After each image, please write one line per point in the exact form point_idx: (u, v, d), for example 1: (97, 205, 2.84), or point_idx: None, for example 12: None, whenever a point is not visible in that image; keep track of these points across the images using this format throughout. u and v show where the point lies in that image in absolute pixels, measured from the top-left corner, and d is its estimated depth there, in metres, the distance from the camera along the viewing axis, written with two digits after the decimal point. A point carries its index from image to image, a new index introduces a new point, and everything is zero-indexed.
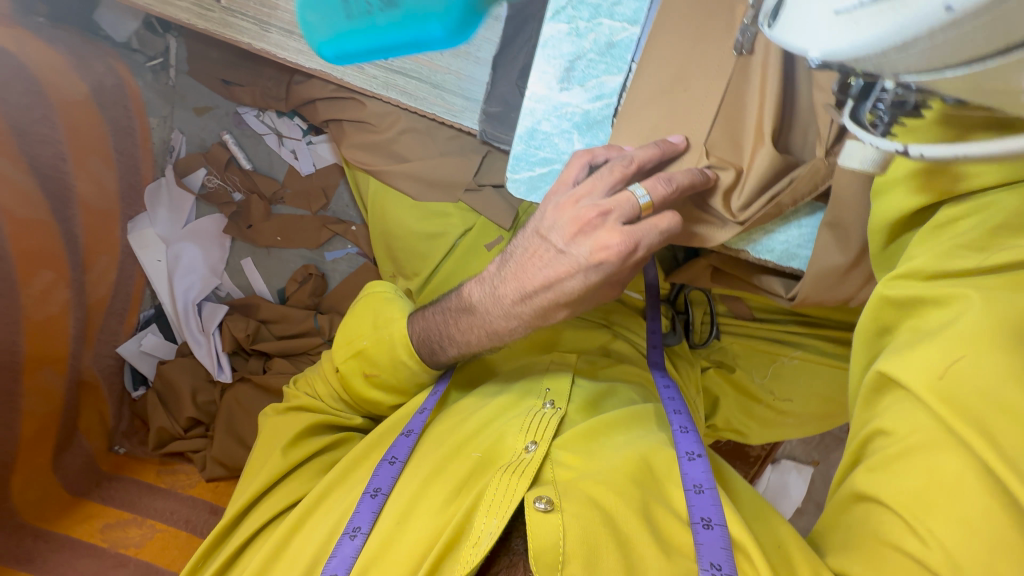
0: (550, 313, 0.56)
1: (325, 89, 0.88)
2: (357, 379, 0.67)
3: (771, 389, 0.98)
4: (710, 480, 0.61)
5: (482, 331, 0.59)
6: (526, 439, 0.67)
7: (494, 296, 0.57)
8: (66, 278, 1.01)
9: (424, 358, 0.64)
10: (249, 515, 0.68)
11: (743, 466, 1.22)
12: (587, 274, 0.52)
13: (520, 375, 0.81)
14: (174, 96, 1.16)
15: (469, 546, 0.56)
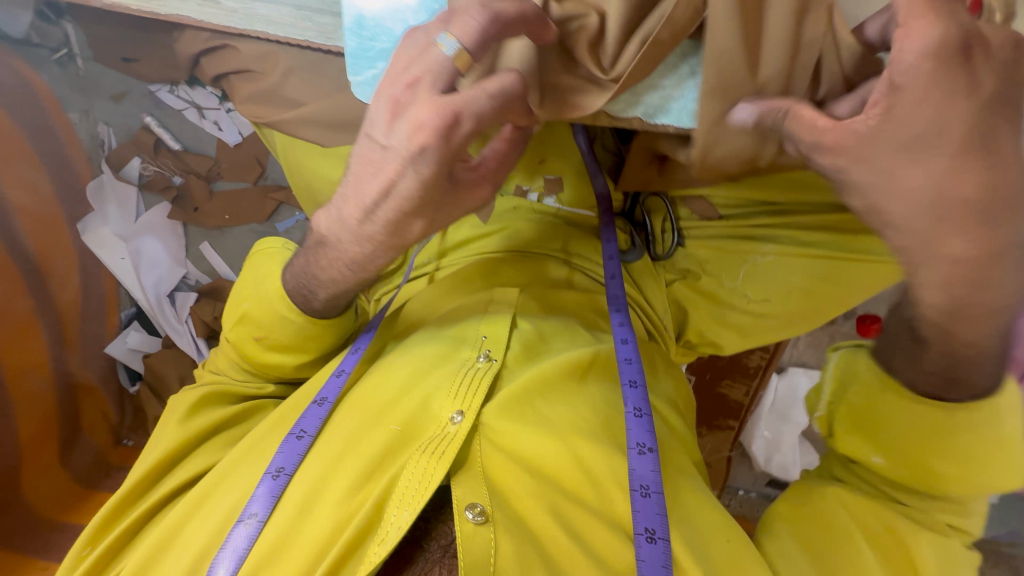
0: (400, 225, 0.52)
1: (199, 39, 0.84)
2: (250, 344, 0.67)
3: (745, 293, 0.89)
4: (657, 483, 0.56)
5: (339, 263, 0.57)
6: (452, 408, 0.60)
7: (340, 222, 0.54)
8: (24, 289, 0.99)
9: (301, 309, 0.63)
10: (158, 486, 0.67)
11: (743, 380, 1.18)
12: (417, 164, 0.47)
13: (452, 317, 0.69)
14: (88, 87, 1.13)
15: (375, 545, 0.52)
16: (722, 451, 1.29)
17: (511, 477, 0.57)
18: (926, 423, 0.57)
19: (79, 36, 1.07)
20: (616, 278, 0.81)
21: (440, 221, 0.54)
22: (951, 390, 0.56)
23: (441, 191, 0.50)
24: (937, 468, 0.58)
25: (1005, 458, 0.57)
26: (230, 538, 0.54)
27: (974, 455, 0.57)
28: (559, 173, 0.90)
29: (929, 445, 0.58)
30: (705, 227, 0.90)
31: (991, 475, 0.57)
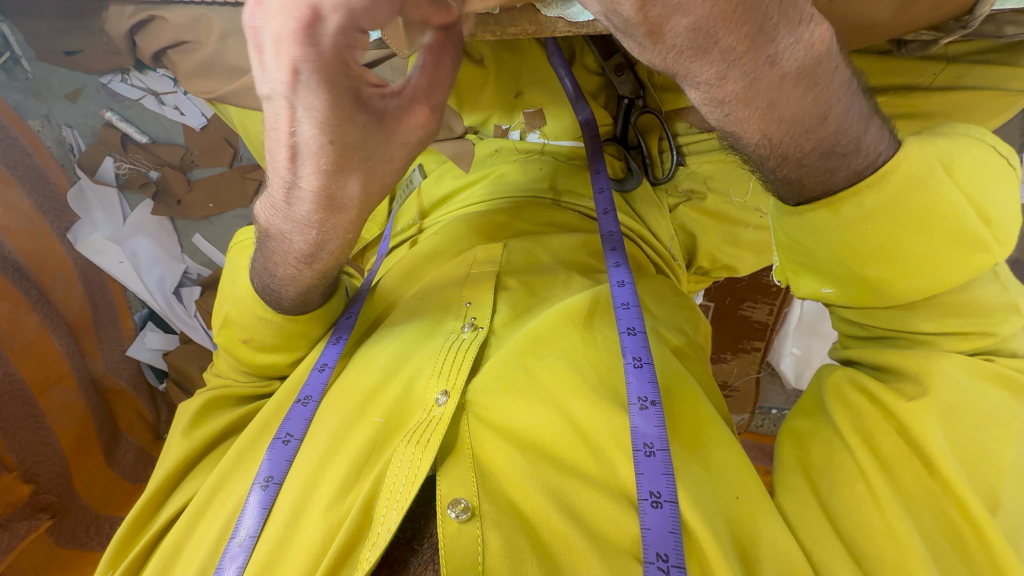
0: (332, 183, 0.51)
1: (126, 15, 0.78)
2: (242, 347, 0.72)
3: (757, 207, 0.85)
4: (661, 439, 0.54)
5: (292, 246, 0.59)
6: (438, 388, 0.59)
7: (279, 210, 0.56)
8: (26, 304, 1.01)
9: (274, 303, 0.67)
10: (174, 497, 0.70)
11: (765, 299, 1.14)
12: (301, 97, 0.44)
13: (430, 292, 0.71)
14: (40, 89, 1.09)
15: (368, 549, 0.51)
16: (749, 373, 1.25)
17: (501, 460, 0.55)
18: (836, 233, 0.50)
19: (18, 35, 1.03)
20: (609, 213, 0.75)
21: (372, 173, 0.52)
22: (826, 184, 0.48)
23: (356, 126, 0.48)
24: (873, 275, 0.51)
25: (941, 224, 0.48)
26: (226, 554, 0.55)
27: (906, 244, 0.49)
28: (539, 104, 0.84)
29: (863, 257, 0.50)
30: (705, 141, 0.85)
31: (931, 257, 0.49)
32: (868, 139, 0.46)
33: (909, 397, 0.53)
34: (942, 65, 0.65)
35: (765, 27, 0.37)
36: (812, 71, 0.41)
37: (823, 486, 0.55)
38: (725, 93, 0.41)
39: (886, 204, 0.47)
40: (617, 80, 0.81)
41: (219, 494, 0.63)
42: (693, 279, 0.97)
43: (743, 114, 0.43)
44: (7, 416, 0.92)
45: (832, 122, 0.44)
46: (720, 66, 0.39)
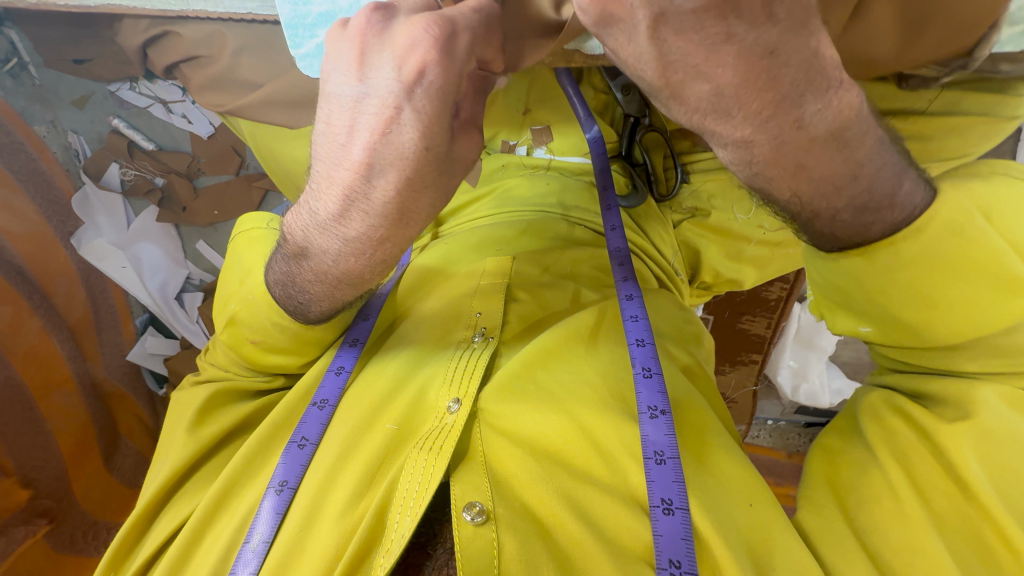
0: (405, 198, 0.49)
1: (140, 30, 0.79)
2: (251, 348, 0.70)
3: (760, 224, 0.86)
4: (671, 448, 0.56)
5: (331, 259, 0.55)
6: (449, 396, 0.61)
7: (322, 220, 0.53)
8: (28, 308, 1.01)
9: (296, 316, 0.64)
10: (181, 498, 0.70)
11: (764, 313, 1.15)
12: (413, 101, 0.44)
13: (444, 299, 0.72)
14: (47, 96, 1.09)
15: (382, 554, 0.52)
16: (747, 385, 1.26)
17: (513, 467, 0.56)
18: (873, 278, 0.51)
19: (26, 41, 1.04)
20: (618, 230, 0.77)
21: (445, 190, 0.50)
22: (861, 234, 0.49)
23: (443, 145, 0.47)
24: (909, 318, 0.53)
25: (979, 270, 0.49)
26: (241, 558, 0.56)
27: (939, 290, 0.50)
28: (547, 121, 0.87)
29: (894, 303, 0.52)
30: (708, 159, 0.87)
31: (969, 301, 0.50)
32: (903, 193, 0.48)
33: (950, 419, 0.54)
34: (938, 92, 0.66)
35: (792, 94, 0.40)
36: (840, 134, 0.43)
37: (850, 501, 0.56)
38: (754, 153, 0.44)
39: (923, 252, 0.48)
40: (623, 99, 0.81)
41: (230, 499, 0.64)
42: (694, 293, 0.98)
43: (773, 173, 0.45)
44: (7, 419, 0.93)
45: (866, 178, 0.46)
46: (749, 127, 0.42)
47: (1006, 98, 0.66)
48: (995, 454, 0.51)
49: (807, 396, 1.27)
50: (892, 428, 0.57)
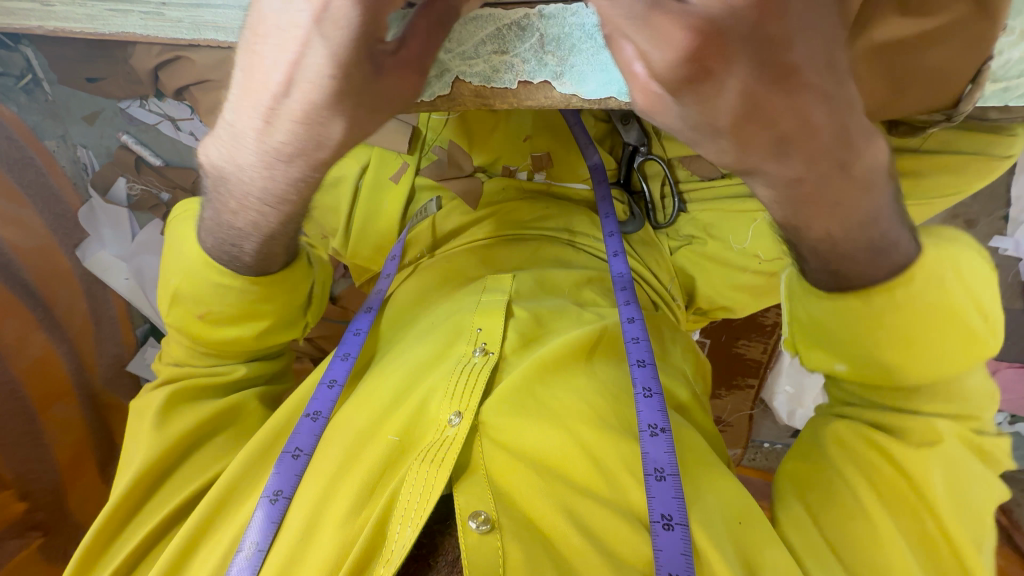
0: (318, 130, 0.49)
1: (151, 54, 0.81)
2: (196, 323, 0.71)
3: (756, 254, 0.86)
4: (671, 465, 0.62)
5: (249, 194, 0.56)
6: (451, 410, 0.67)
7: (236, 148, 0.53)
8: (35, 321, 1.03)
9: (232, 267, 0.67)
10: (155, 497, 0.72)
11: (760, 338, 1.16)
12: (322, 34, 0.44)
13: (445, 314, 0.79)
14: (59, 112, 1.10)
15: (383, 564, 0.57)
16: (743, 409, 1.27)
17: (517, 480, 0.63)
18: (858, 317, 0.54)
19: (41, 58, 1.04)
20: (619, 255, 0.80)
21: (362, 127, 0.50)
22: (867, 277, 0.52)
23: (362, 80, 0.47)
24: (892, 359, 0.55)
25: (950, 323, 0.53)
26: (235, 564, 0.61)
27: (930, 335, 0.53)
28: (547, 148, 0.89)
29: (885, 344, 0.54)
30: (706, 189, 0.88)
31: (942, 350, 0.54)
32: (904, 241, 0.51)
33: (916, 444, 0.60)
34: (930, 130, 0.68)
35: (840, 139, 0.41)
36: (869, 176, 0.46)
37: (822, 515, 0.62)
38: (795, 193, 0.44)
39: (910, 300, 0.52)
40: (623, 128, 0.84)
41: (227, 510, 0.68)
42: (691, 318, 0.99)
43: (807, 211, 0.46)
44: (8, 431, 0.94)
45: (877, 223, 0.49)
46: (799, 168, 0.42)
47: (999, 136, 0.68)
48: (953, 474, 0.59)
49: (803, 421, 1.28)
50: (861, 453, 0.63)
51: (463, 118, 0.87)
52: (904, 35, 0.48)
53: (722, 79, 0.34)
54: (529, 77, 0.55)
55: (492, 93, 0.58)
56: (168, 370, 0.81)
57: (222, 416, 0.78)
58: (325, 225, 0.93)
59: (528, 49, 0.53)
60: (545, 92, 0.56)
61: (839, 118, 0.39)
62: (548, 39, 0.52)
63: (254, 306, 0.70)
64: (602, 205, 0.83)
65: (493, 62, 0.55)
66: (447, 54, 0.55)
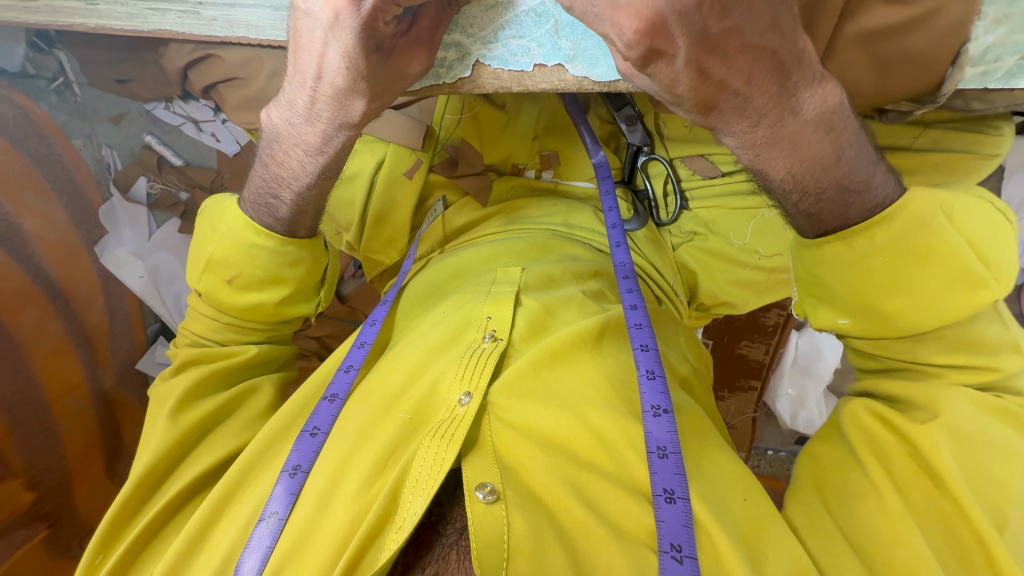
0: (347, 103, 0.61)
1: (183, 53, 0.86)
2: (223, 289, 0.77)
3: (755, 249, 0.91)
4: (673, 444, 0.63)
5: (296, 151, 0.69)
6: (460, 391, 0.68)
7: (290, 112, 0.66)
8: (52, 311, 1.04)
9: (269, 225, 0.75)
10: (167, 483, 0.73)
11: (761, 338, 1.18)
12: (337, 34, 0.53)
13: (460, 301, 0.81)
14: (87, 112, 1.18)
15: (394, 530, 0.60)
16: (746, 412, 1.28)
17: (524, 457, 0.65)
18: (850, 265, 0.57)
19: (73, 62, 1.14)
20: (621, 245, 0.82)
21: (380, 98, 0.61)
22: (841, 219, 0.56)
23: (374, 64, 0.57)
24: (889, 308, 0.58)
25: (939, 261, 0.55)
26: (255, 536, 0.63)
27: (921, 286, 0.56)
28: (555, 148, 0.93)
29: (877, 289, 0.57)
30: (706, 187, 0.91)
31: (936, 290, 0.56)
32: (876, 182, 0.56)
33: (921, 420, 0.59)
34: (921, 130, 0.73)
35: (785, 90, 0.49)
36: (828, 120, 0.51)
37: (829, 498, 0.63)
38: (756, 138, 0.52)
39: (895, 240, 0.55)
40: (627, 130, 0.86)
41: (248, 480, 0.71)
42: (695, 315, 1.02)
43: (771, 154, 0.53)
44: (23, 421, 0.94)
45: (844, 165, 0.54)
46: (754, 117, 0.50)
47: (986, 135, 0.71)
48: (965, 448, 0.56)
49: (805, 425, 1.28)
50: (873, 432, 0.62)
51: (474, 117, 0.90)
52: (893, 22, 0.53)
53: (671, 55, 0.43)
54: (543, 60, 0.59)
55: (509, 76, 0.61)
56: (181, 357, 0.82)
57: (234, 402, 0.80)
58: (340, 220, 0.96)
59: (544, 34, 0.58)
60: (558, 74, 0.60)
61: (780, 75, 0.47)
62: (561, 25, 0.56)
63: (280, 272, 0.76)
64: (603, 196, 0.87)
65: (511, 45, 0.59)
66: (469, 37, 0.60)
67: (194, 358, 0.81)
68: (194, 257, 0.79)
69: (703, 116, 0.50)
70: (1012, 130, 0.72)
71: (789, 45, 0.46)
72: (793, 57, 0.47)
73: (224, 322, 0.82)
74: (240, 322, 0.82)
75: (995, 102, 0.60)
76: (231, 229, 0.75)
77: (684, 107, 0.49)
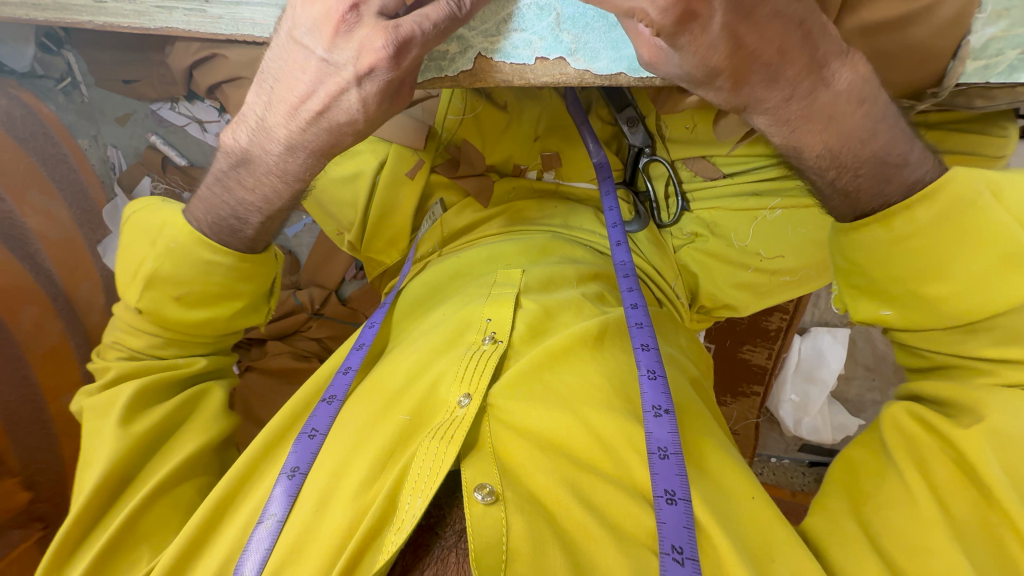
0: (338, 140, 0.63)
1: (189, 52, 0.89)
2: (170, 305, 0.76)
3: (757, 251, 0.90)
4: (674, 444, 0.63)
5: (269, 178, 0.67)
6: (460, 392, 0.68)
7: (265, 136, 0.64)
8: (52, 309, 1.03)
9: (227, 243, 0.73)
10: (133, 488, 0.72)
11: (765, 343, 1.18)
12: (363, 86, 0.56)
13: (463, 302, 0.80)
14: (93, 112, 1.22)
15: (394, 531, 0.59)
16: (748, 418, 1.28)
17: (524, 457, 0.64)
18: (888, 247, 0.58)
19: (81, 64, 1.18)
20: (622, 244, 0.81)
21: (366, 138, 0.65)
22: (882, 199, 0.57)
23: (381, 111, 0.60)
24: (930, 293, 0.58)
25: (984, 241, 0.54)
26: (255, 536, 0.62)
27: (965, 270, 0.56)
28: (557, 148, 0.93)
29: (916, 274, 0.58)
30: (708, 189, 0.91)
31: (980, 273, 0.55)
32: (913, 157, 0.56)
33: (965, 425, 0.57)
34: (924, 130, 0.73)
35: (815, 61, 0.50)
36: (860, 93, 0.52)
37: (868, 509, 0.61)
38: (789, 113, 0.53)
39: (938, 217, 0.55)
40: (629, 131, 0.86)
41: (247, 481, 0.70)
42: (695, 318, 1.02)
43: (805, 129, 0.54)
44: (18, 418, 0.93)
45: (879, 139, 0.55)
46: (786, 90, 0.51)
47: (991, 136, 0.71)
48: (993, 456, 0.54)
49: (809, 430, 1.29)
50: (914, 436, 0.61)
51: (476, 117, 0.90)
52: (892, 15, 0.54)
53: (704, 19, 0.44)
54: (544, 53, 0.59)
55: (511, 70, 0.61)
56: (114, 371, 0.78)
57: (189, 404, 0.80)
58: (341, 220, 0.97)
59: (545, 27, 0.59)
60: (560, 68, 0.60)
61: (806, 47, 0.49)
62: (563, 18, 0.58)
63: (235, 287, 0.77)
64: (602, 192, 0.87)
65: (513, 39, 0.60)
66: (470, 31, 0.60)
67: (131, 371, 0.78)
68: (129, 272, 0.76)
69: (733, 92, 0.51)
70: (1017, 130, 0.72)
71: (814, 15, 0.48)
72: (818, 28, 0.48)
73: (163, 338, 0.79)
74: (180, 337, 0.80)
75: (998, 98, 0.60)
76: (178, 245, 0.73)
77: (717, 83, 0.50)
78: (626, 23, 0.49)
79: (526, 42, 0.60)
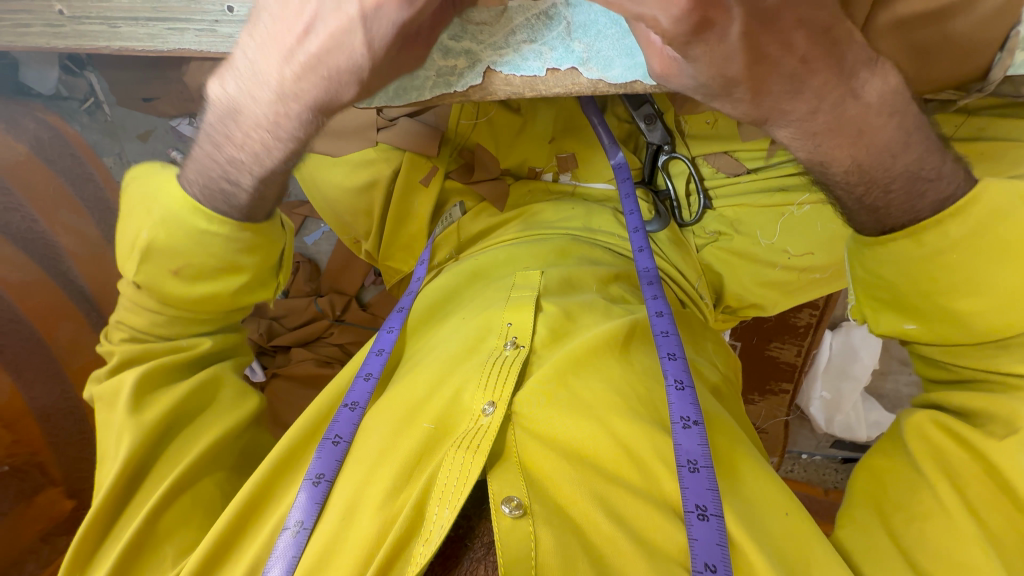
0: (340, 90, 0.56)
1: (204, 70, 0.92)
2: (170, 280, 0.71)
3: (785, 249, 0.87)
4: (704, 456, 0.61)
5: (258, 131, 0.59)
6: (484, 400, 0.67)
7: (255, 83, 0.56)
8: (88, 324, 1.06)
9: (224, 211, 0.67)
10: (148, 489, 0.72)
11: (794, 339, 1.15)
12: (373, 23, 0.51)
13: (479, 308, 0.79)
14: (117, 131, 1.29)
15: (422, 544, 0.59)
16: (777, 416, 1.24)
17: (548, 468, 0.63)
18: (914, 263, 0.55)
19: (103, 83, 1.24)
20: (645, 250, 0.80)
21: (370, 91, 0.58)
22: (911, 214, 0.54)
23: (388, 57, 0.54)
24: (959, 308, 0.55)
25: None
26: (281, 544, 0.63)
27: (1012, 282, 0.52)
28: (572, 150, 0.93)
29: (948, 289, 0.54)
30: (730, 185, 0.89)
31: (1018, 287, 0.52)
32: (947, 171, 0.53)
33: (1000, 436, 0.54)
34: (965, 117, 0.69)
35: (843, 74, 0.48)
36: (891, 103, 0.50)
37: (897, 520, 0.58)
38: (814, 126, 0.51)
39: (970, 234, 0.52)
40: (647, 128, 0.83)
41: (279, 487, 0.72)
42: (720, 318, 0.99)
43: (833, 143, 0.52)
44: (60, 431, 0.97)
45: (910, 153, 0.52)
46: (811, 102, 0.49)
47: None
48: None
49: (842, 428, 1.25)
50: (939, 445, 0.58)
51: (489, 121, 0.91)
52: (929, 9, 0.50)
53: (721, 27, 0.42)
54: (556, 64, 0.58)
55: (521, 82, 0.60)
56: (116, 355, 0.76)
57: (204, 388, 0.79)
58: (358, 228, 0.97)
59: (556, 37, 0.57)
60: (572, 78, 0.59)
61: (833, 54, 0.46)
62: (575, 27, 0.56)
63: (236, 260, 0.71)
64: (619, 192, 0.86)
65: (523, 51, 0.58)
66: (479, 45, 0.59)
67: (132, 356, 0.76)
68: (127, 243, 0.71)
69: (753, 103, 0.49)
70: None
71: (841, 22, 0.45)
72: (843, 37, 0.46)
73: (167, 316, 0.76)
74: (187, 314, 0.77)
75: None
76: (171, 214, 0.67)
77: (734, 94, 0.48)
78: (638, 33, 0.48)
79: (536, 54, 0.58)
